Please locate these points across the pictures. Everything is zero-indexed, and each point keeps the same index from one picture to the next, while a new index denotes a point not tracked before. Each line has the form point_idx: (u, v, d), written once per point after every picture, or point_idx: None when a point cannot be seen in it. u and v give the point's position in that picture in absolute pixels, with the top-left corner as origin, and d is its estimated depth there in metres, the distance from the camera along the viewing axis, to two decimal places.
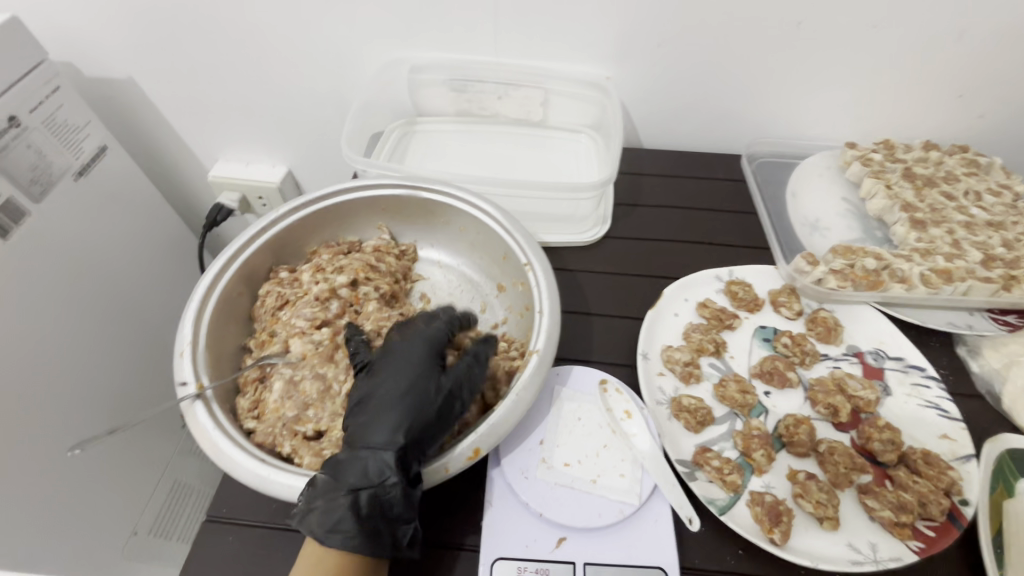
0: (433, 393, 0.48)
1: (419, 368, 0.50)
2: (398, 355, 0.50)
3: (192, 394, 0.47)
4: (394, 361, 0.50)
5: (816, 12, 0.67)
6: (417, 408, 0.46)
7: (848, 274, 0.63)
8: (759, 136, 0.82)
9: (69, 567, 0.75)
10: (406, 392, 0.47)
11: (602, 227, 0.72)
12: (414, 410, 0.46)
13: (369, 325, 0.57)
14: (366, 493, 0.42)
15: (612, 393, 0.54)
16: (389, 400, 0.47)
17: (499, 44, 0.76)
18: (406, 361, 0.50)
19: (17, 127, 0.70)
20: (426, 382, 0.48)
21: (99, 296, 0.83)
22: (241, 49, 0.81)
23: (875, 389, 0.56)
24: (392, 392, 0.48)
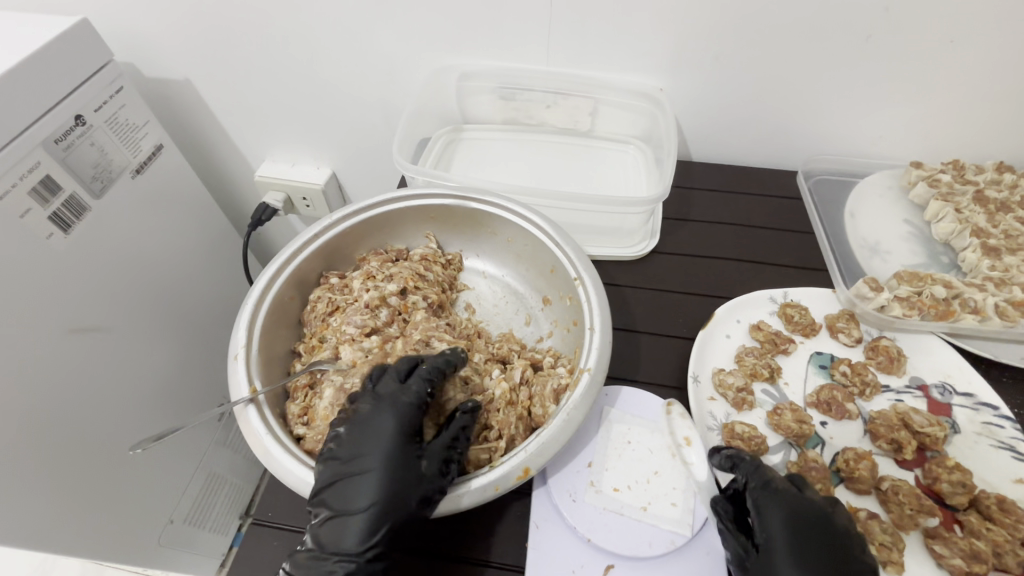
0: (414, 480, 0.43)
1: (398, 441, 0.45)
2: (373, 422, 0.45)
3: (246, 398, 0.47)
4: (368, 432, 0.45)
5: (887, 25, 0.64)
6: (396, 494, 0.43)
7: (915, 302, 0.60)
8: (816, 153, 0.79)
9: (109, 553, 0.78)
10: (379, 475, 0.43)
11: (651, 242, 0.70)
12: (390, 495, 0.43)
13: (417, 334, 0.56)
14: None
15: (677, 416, 0.50)
16: (364, 482, 0.43)
17: (551, 54, 0.76)
18: (384, 438, 0.45)
19: (82, 126, 0.72)
20: (403, 462, 0.44)
21: (149, 291, 0.86)
22: (295, 53, 0.82)
23: (944, 426, 0.53)
24: (365, 471, 0.43)
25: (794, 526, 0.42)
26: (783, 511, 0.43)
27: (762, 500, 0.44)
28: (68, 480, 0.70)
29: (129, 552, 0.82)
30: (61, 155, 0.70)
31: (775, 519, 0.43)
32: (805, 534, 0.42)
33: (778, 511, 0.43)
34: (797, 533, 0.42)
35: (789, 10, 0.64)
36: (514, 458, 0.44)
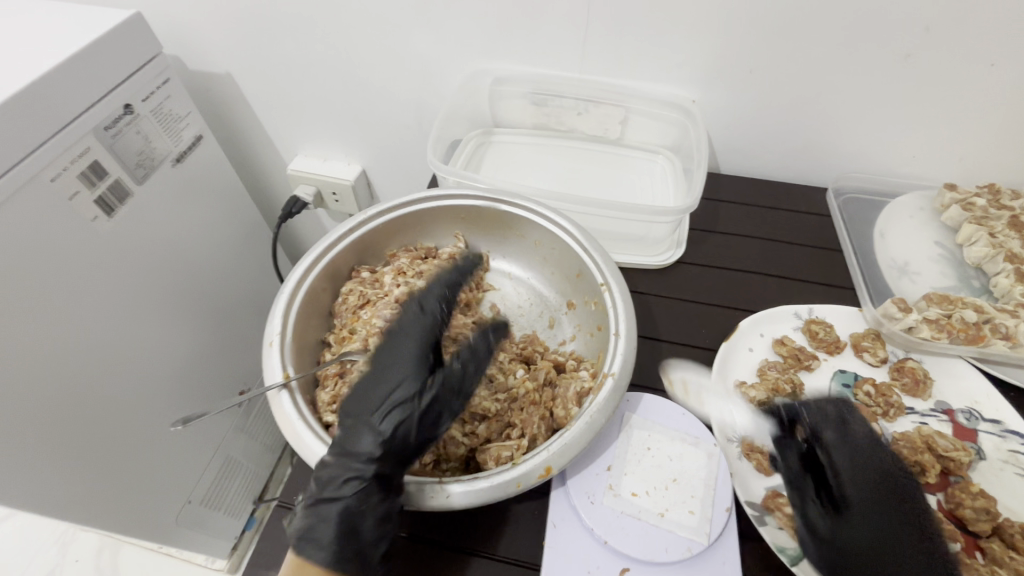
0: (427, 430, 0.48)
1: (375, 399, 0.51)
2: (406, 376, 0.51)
3: (279, 384, 0.49)
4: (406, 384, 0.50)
5: (928, 43, 0.63)
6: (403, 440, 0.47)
7: (944, 325, 0.60)
8: (847, 171, 0.79)
9: (123, 528, 0.83)
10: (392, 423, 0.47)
11: (676, 252, 0.71)
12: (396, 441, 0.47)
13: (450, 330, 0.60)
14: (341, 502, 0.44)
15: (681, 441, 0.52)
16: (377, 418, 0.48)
17: (586, 62, 0.77)
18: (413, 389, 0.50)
19: (130, 114, 0.75)
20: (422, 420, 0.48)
21: (180, 278, 0.88)
22: (334, 52, 0.85)
23: (969, 451, 0.52)
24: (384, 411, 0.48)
25: (866, 469, 0.50)
26: (860, 456, 0.51)
27: (836, 441, 0.52)
28: (91, 455, 0.72)
29: (144, 526, 0.87)
30: (109, 142, 0.72)
31: (849, 457, 0.51)
32: (874, 479, 0.49)
33: (852, 457, 0.51)
34: (867, 476, 0.49)
35: (828, 25, 0.64)
36: (536, 457, 0.45)
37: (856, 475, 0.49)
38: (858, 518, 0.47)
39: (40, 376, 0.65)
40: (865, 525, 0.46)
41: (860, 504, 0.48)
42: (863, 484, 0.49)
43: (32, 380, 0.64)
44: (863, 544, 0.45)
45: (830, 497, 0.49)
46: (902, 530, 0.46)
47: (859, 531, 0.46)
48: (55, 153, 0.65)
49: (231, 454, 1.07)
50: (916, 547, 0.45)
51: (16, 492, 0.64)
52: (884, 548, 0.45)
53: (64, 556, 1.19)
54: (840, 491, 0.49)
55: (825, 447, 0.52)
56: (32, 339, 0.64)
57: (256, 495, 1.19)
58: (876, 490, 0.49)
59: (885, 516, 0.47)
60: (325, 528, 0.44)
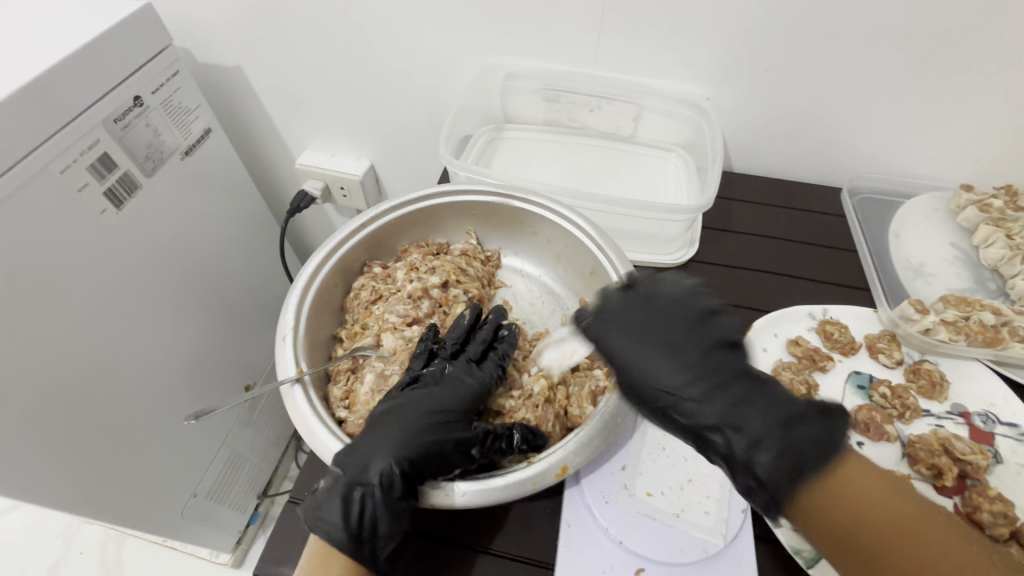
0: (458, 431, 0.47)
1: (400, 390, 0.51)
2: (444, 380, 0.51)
3: (292, 378, 0.49)
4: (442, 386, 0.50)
5: (948, 42, 0.63)
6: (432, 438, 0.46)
7: (961, 327, 0.59)
8: (861, 171, 0.78)
9: (128, 521, 0.83)
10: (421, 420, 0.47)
11: (689, 250, 0.70)
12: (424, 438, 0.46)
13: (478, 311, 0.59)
14: (361, 489, 0.43)
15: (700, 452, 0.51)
16: (408, 415, 0.47)
17: (599, 58, 0.76)
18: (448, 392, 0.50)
19: (140, 106, 0.75)
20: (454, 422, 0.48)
21: (187, 272, 0.87)
22: (344, 45, 0.84)
23: (986, 454, 0.52)
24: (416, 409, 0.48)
25: (654, 351, 0.47)
26: (641, 337, 0.48)
27: (599, 328, 0.50)
28: (96, 448, 0.72)
29: (150, 519, 0.87)
30: (119, 134, 0.72)
31: (629, 340, 0.48)
32: (671, 355, 0.47)
33: (635, 336, 0.48)
34: (638, 347, 0.48)
35: (847, 24, 0.64)
36: (552, 456, 0.45)
37: (630, 361, 0.47)
38: (677, 399, 0.45)
39: (49, 368, 0.64)
40: (685, 408, 0.45)
41: (674, 390, 0.45)
42: (642, 366, 0.47)
43: (41, 373, 0.63)
44: (694, 423, 0.44)
45: (649, 395, 0.47)
46: (720, 401, 0.44)
47: (688, 414, 0.45)
48: (65, 145, 0.64)
49: (237, 448, 1.07)
50: (749, 415, 0.42)
51: (23, 484, 0.64)
52: (710, 422, 0.43)
53: (68, 548, 1.20)
54: (644, 384, 0.47)
55: (605, 341, 0.49)
56: (41, 332, 0.63)
57: (261, 490, 1.19)
58: (679, 366, 0.46)
59: (697, 393, 0.45)
60: (352, 512, 0.43)
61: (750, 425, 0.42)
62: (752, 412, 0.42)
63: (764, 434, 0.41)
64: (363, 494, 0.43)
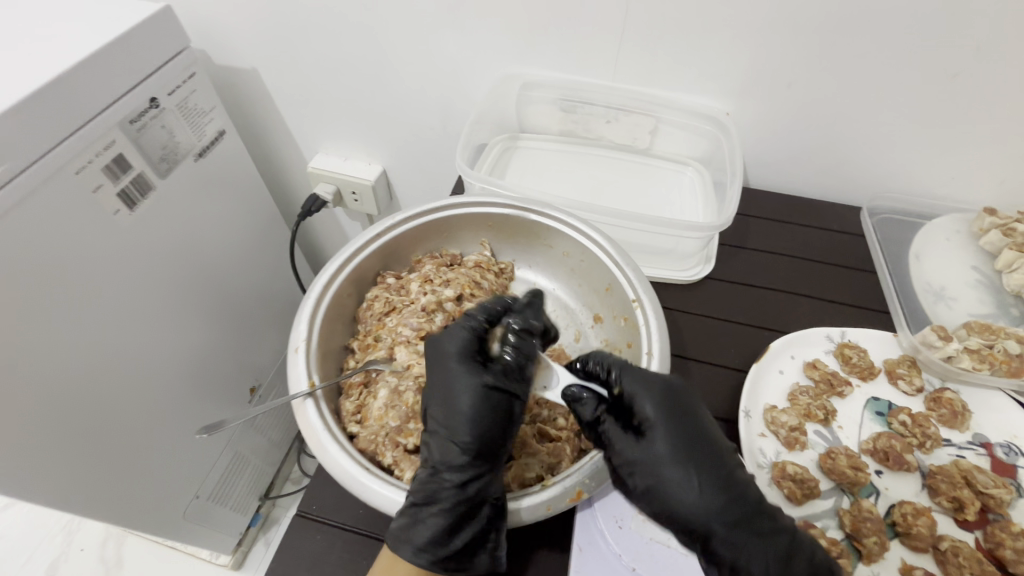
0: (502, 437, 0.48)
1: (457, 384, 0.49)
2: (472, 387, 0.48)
3: (304, 393, 0.49)
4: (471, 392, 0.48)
5: (976, 64, 0.62)
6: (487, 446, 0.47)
7: (985, 356, 0.59)
8: (882, 190, 0.77)
9: (129, 523, 0.82)
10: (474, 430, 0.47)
11: (705, 267, 0.70)
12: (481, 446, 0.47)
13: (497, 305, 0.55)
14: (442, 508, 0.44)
15: None
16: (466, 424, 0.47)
17: (618, 70, 0.75)
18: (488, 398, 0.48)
19: (156, 108, 0.75)
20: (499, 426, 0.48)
21: (197, 273, 0.87)
22: (361, 50, 0.83)
23: (1010, 489, 0.51)
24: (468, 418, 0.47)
25: (685, 465, 0.44)
26: (670, 412, 0.46)
27: (630, 382, 0.47)
28: (102, 449, 0.72)
29: (153, 521, 0.87)
30: (134, 135, 0.72)
31: (662, 431, 0.45)
32: (681, 442, 0.44)
33: (665, 412, 0.46)
34: (665, 423, 0.45)
35: (873, 41, 0.63)
36: (568, 480, 0.46)
37: (650, 444, 0.45)
38: (679, 497, 0.43)
39: (61, 369, 0.64)
40: (686, 506, 0.43)
41: (679, 484, 0.43)
42: (660, 445, 0.45)
43: (52, 374, 0.63)
44: (693, 524, 0.43)
45: (648, 483, 0.44)
46: (726, 511, 0.42)
47: (686, 507, 0.43)
48: (83, 145, 0.64)
49: (240, 450, 1.07)
50: (755, 527, 0.42)
51: (31, 485, 0.63)
52: (716, 530, 0.42)
53: (70, 544, 1.20)
54: (653, 465, 0.44)
55: (631, 400, 0.47)
56: (53, 332, 0.63)
57: (262, 492, 1.19)
58: (688, 457, 0.44)
59: (703, 494, 0.43)
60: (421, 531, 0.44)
61: (754, 533, 0.42)
62: (754, 526, 0.42)
63: (765, 553, 0.41)
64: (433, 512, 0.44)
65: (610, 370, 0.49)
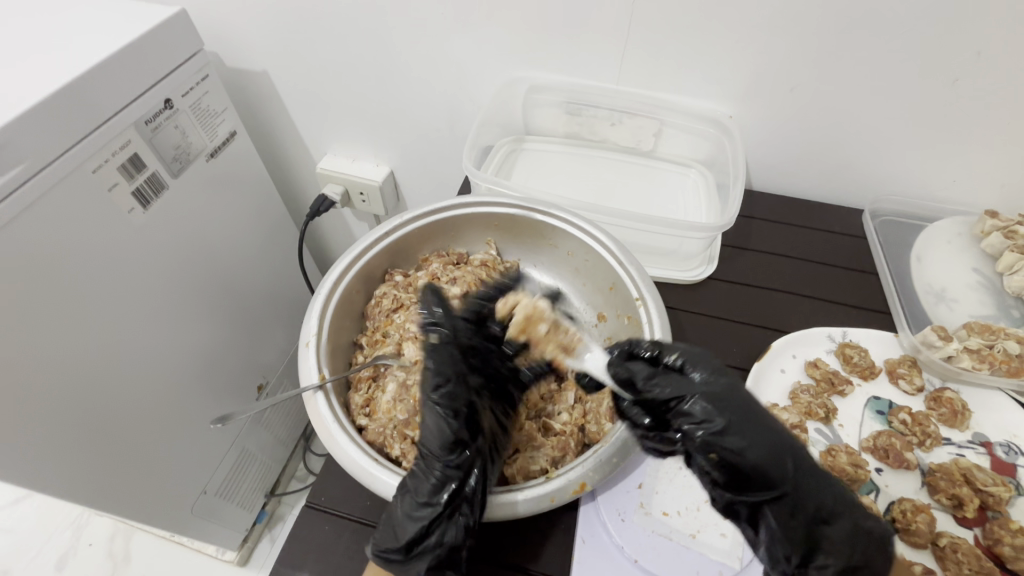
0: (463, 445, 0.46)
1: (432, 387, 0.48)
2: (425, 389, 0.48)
3: (315, 385, 0.50)
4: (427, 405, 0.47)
5: (975, 69, 0.62)
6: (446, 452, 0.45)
7: (985, 356, 0.59)
8: (884, 193, 0.78)
9: (137, 516, 0.83)
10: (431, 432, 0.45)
11: (708, 267, 0.71)
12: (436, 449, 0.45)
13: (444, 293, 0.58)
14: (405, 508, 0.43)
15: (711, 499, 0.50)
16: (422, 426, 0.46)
17: (623, 74, 0.77)
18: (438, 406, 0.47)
19: (170, 109, 0.76)
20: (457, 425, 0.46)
21: (206, 271, 0.89)
22: (369, 53, 0.85)
23: (1009, 487, 0.51)
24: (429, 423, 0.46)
25: (753, 421, 0.43)
26: (723, 376, 0.46)
27: (683, 354, 0.47)
28: (112, 443, 0.73)
29: (160, 515, 0.88)
30: (149, 135, 0.74)
31: (726, 393, 0.44)
32: (743, 393, 0.45)
33: (721, 376, 0.46)
34: (723, 378, 0.46)
35: (874, 46, 0.64)
36: (571, 473, 0.47)
37: (718, 390, 0.44)
38: (754, 443, 0.42)
39: (75, 363, 0.66)
40: (762, 451, 0.42)
41: (752, 431, 0.42)
42: (729, 397, 0.44)
43: (67, 368, 0.65)
44: (769, 475, 0.41)
45: (726, 427, 0.43)
46: (794, 461, 0.42)
47: (758, 457, 0.42)
48: (98, 145, 0.66)
49: (247, 446, 1.08)
50: (813, 474, 0.43)
51: (43, 478, 0.65)
52: (788, 477, 0.42)
53: (79, 539, 1.21)
54: (725, 412, 0.43)
55: (687, 367, 0.47)
56: (68, 326, 0.65)
57: (268, 489, 1.20)
58: (752, 408, 0.44)
59: (772, 438, 0.43)
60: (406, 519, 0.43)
61: (813, 483, 0.42)
62: (808, 471, 0.43)
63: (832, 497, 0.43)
64: (412, 498, 0.43)
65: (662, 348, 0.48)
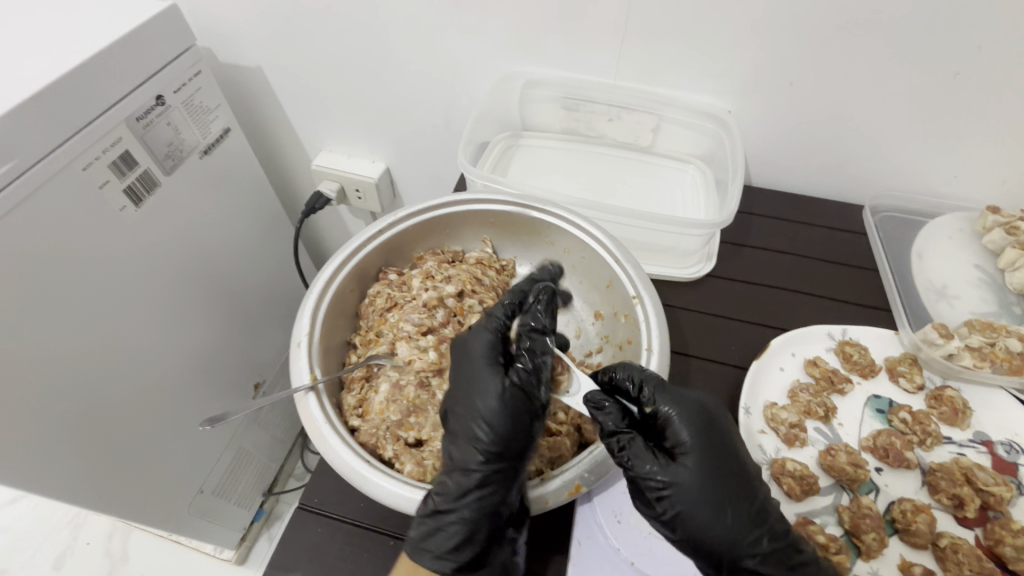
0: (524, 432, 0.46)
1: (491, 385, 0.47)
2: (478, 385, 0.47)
3: (306, 386, 0.50)
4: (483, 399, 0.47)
5: (979, 61, 0.61)
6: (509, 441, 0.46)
7: (986, 354, 0.58)
8: (884, 189, 0.77)
9: (133, 517, 0.83)
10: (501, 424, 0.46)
11: (706, 264, 0.70)
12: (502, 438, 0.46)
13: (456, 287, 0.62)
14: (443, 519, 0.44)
15: None
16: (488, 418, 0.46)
17: (620, 69, 0.75)
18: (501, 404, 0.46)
19: (161, 106, 0.75)
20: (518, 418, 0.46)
21: (200, 270, 0.88)
22: (364, 47, 0.84)
23: (1011, 486, 0.51)
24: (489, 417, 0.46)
25: (717, 495, 0.43)
26: (702, 442, 0.44)
27: (668, 405, 0.45)
28: (106, 443, 0.73)
29: (155, 516, 0.87)
30: (140, 132, 0.73)
31: (695, 461, 0.44)
32: (714, 467, 0.43)
33: (701, 438, 0.44)
34: (704, 443, 0.44)
35: (876, 38, 0.62)
36: (566, 474, 0.46)
37: (686, 460, 0.44)
38: (704, 525, 0.42)
39: (68, 362, 0.65)
40: (712, 526, 0.42)
41: (709, 513, 0.42)
42: (696, 472, 0.43)
43: (59, 369, 0.64)
44: (711, 553, 0.43)
45: (678, 504, 0.43)
46: (752, 536, 0.42)
47: (709, 530, 0.42)
48: (89, 142, 0.65)
49: (244, 445, 1.08)
50: (768, 549, 0.43)
51: (38, 480, 0.64)
52: (743, 554, 0.42)
53: (76, 538, 1.21)
54: (684, 490, 0.43)
55: (670, 422, 0.45)
56: (60, 326, 0.64)
57: (266, 488, 1.20)
58: (722, 484, 0.43)
59: (731, 521, 0.42)
60: (442, 539, 0.44)
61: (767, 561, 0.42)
62: (761, 549, 0.43)
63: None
64: (452, 521, 0.44)
65: (643, 390, 0.46)
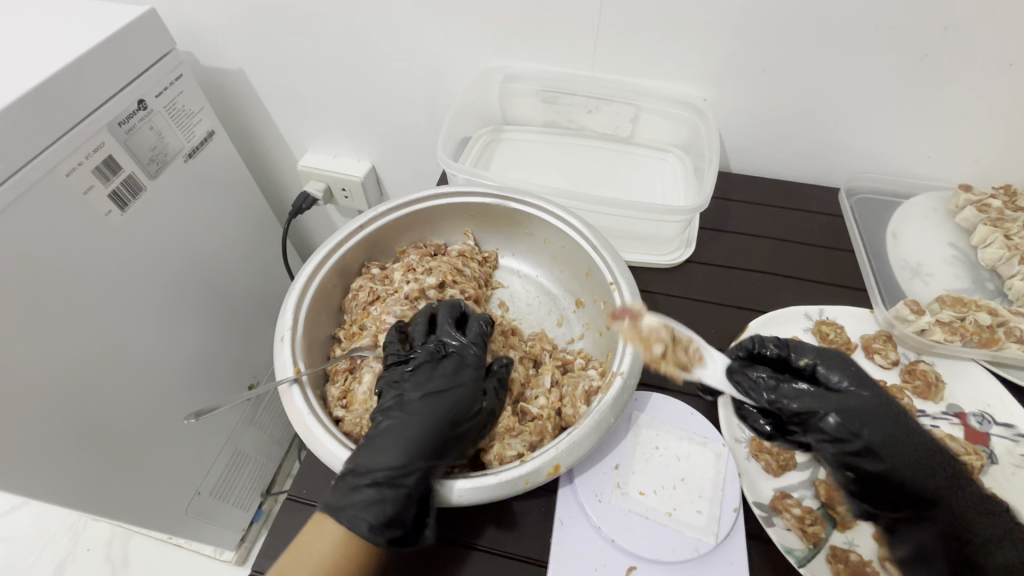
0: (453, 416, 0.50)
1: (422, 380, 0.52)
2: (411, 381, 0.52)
3: (290, 378, 0.51)
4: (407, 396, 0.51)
5: (944, 43, 0.62)
6: (431, 425, 0.49)
7: (957, 328, 0.60)
8: (859, 171, 0.79)
9: (132, 520, 0.84)
10: (425, 413, 0.50)
11: (685, 250, 0.71)
12: (427, 426, 0.49)
13: (436, 276, 0.64)
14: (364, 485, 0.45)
15: (687, 482, 0.51)
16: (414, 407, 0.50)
17: (597, 60, 0.76)
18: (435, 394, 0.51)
19: (143, 110, 0.76)
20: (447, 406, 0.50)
21: (189, 271, 0.88)
22: (343, 46, 0.84)
23: (979, 454, 0.52)
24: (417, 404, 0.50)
25: (902, 434, 0.47)
26: (867, 385, 0.50)
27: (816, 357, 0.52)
28: (103, 447, 0.74)
29: (155, 518, 0.88)
30: (123, 137, 0.73)
31: (870, 403, 0.48)
32: (889, 402, 0.49)
33: (863, 384, 0.50)
34: (864, 388, 0.50)
35: (842, 24, 0.64)
36: (545, 454, 0.47)
37: (856, 406, 0.48)
38: (903, 452, 0.47)
39: (63, 368, 0.66)
40: (896, 464, 0.46)
41: (898, 442, 0.47)
42: (877, 406, 0.48)
43: (53, 375, 0.65)
44: (914, 478, 0.46)
45: (869, 442, 0.47)
46: (937, 475, 0.46)
47: (893, 467, 0.46)
48: (70, 149, 0.65)
49: (241, 446, 1.09)
50: (956, 484, 0.47)
51: (36, 486, 0.65)
52: (942, 493, 0.46)
53: (76, 544, 1.21)
54: (875, 425, 0.47)
55: (823, 371, 0.52)
56: (50, 333, 0.65)
57: (265, 488, 1.20)
58: (900, 419, 0.48)
59: (915, 451, 0.47)
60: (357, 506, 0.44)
61: (956, 495, 0.46)
62: (957, 487, 0.46)
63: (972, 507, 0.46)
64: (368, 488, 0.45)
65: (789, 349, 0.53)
